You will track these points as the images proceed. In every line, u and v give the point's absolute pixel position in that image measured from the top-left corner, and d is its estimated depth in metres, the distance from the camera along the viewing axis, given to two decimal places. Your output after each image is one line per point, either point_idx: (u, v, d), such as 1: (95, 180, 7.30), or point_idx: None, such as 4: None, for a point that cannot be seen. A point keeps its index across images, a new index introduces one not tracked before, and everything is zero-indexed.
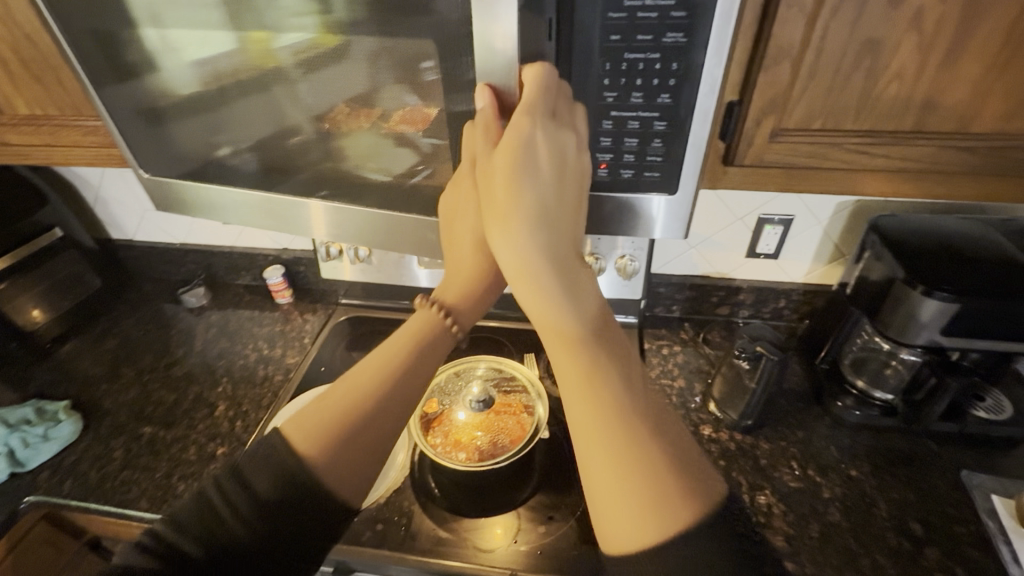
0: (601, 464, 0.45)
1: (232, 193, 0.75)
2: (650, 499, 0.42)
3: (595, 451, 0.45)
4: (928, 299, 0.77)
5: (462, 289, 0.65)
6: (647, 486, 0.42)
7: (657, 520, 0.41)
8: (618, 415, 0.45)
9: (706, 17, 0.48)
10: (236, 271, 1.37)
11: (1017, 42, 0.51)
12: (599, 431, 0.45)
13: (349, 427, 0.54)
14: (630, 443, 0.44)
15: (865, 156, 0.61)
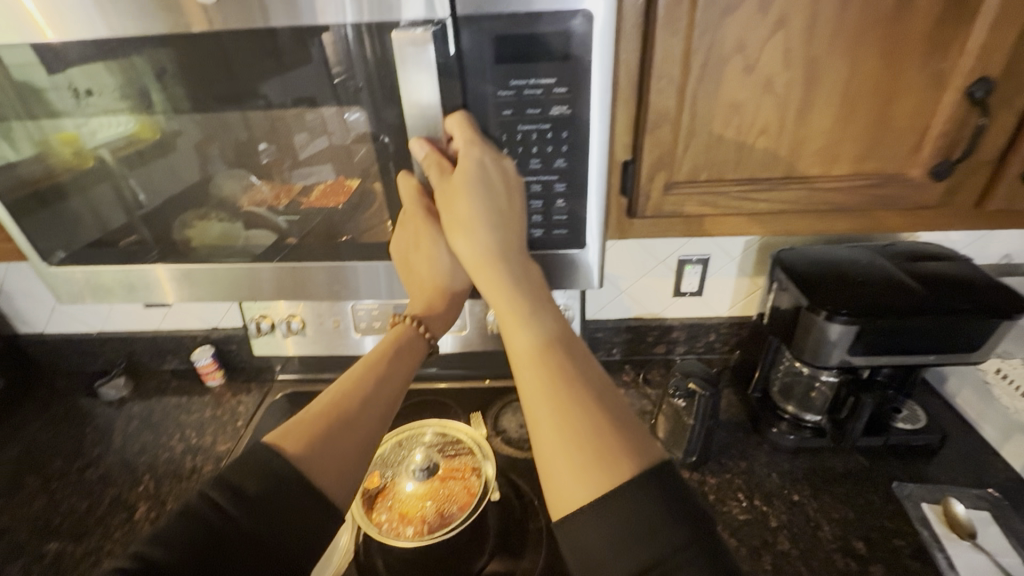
0: (554, 444, 0.51)
1: (153, 265, 0.72)
2: (597, 453, 0.49)
3: (549, 432, 0.51)
4: (831, 323, 0.83)
5: (426, 302, 0.72)
6: (594, 443, 0.49)
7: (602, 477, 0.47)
8: (568, 384, 0.53)
9: (585, 91, 0.54)
10: (161, 356, 1.29)
11: (853, 100, 0.59)
12: (551, 399, 0.53)
13: (330, 432, 0.58)
14: (579, 408, 0.51)
15: (749, 201, 0.67)
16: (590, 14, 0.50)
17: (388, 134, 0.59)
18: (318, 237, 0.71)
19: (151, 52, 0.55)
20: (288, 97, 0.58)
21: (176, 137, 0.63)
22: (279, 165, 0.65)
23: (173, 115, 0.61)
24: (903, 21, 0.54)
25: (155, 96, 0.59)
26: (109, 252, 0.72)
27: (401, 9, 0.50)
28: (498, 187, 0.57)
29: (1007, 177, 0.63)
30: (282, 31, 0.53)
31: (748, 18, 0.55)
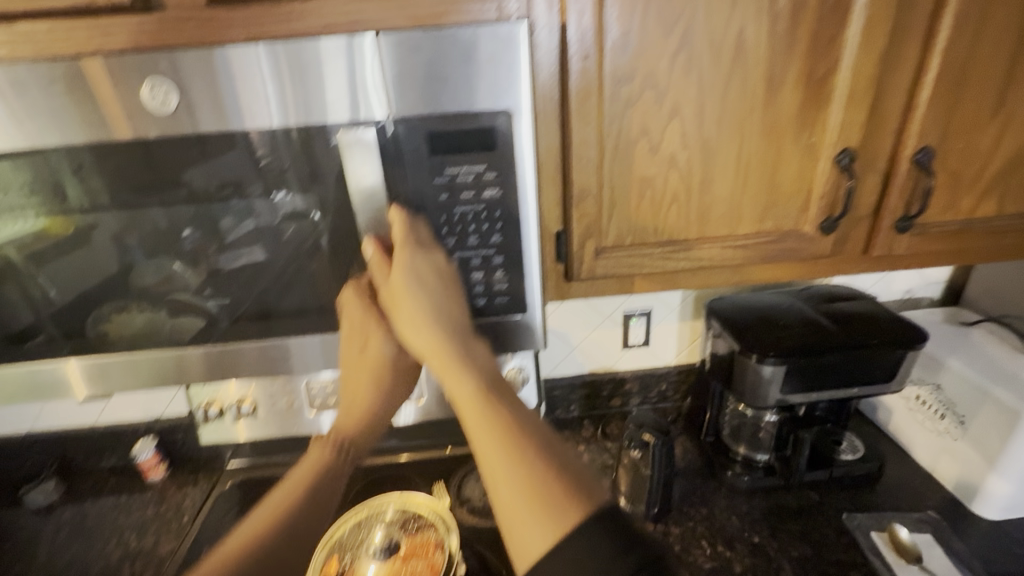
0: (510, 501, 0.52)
1: (70, 360, 0.73)
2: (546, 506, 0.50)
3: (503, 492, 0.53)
4: (763, 365, 0.90)
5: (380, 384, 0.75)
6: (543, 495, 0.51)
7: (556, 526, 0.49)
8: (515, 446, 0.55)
9: (512, 175, 0.60)
10: (98, 453, 1.21)
11: (744, 172, 0.68)
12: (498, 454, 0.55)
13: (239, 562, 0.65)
14: (527, 466, 0.53)
15: (671, 260, 0.74)
16: (510, 111, 0.57)
17: (338, 218, 0.64)
18: (250, 319, 0.73)
19: (69, 152, 0.59)
20: (212, 185, 0.62)
21: (90, 229, 0.65)
22: (204, 248, 0.67)
23: (89, 207, 0.64)
24: (774, 107, 0.65)
25: (70, 189, 0.62)
26: (64, 343, 0.72)
27: (327, 110, 0.56)
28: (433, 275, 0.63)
29: (883, 230, 0.74)
30: (209, 134, 0.58)
31: (646, 108, 0.64)
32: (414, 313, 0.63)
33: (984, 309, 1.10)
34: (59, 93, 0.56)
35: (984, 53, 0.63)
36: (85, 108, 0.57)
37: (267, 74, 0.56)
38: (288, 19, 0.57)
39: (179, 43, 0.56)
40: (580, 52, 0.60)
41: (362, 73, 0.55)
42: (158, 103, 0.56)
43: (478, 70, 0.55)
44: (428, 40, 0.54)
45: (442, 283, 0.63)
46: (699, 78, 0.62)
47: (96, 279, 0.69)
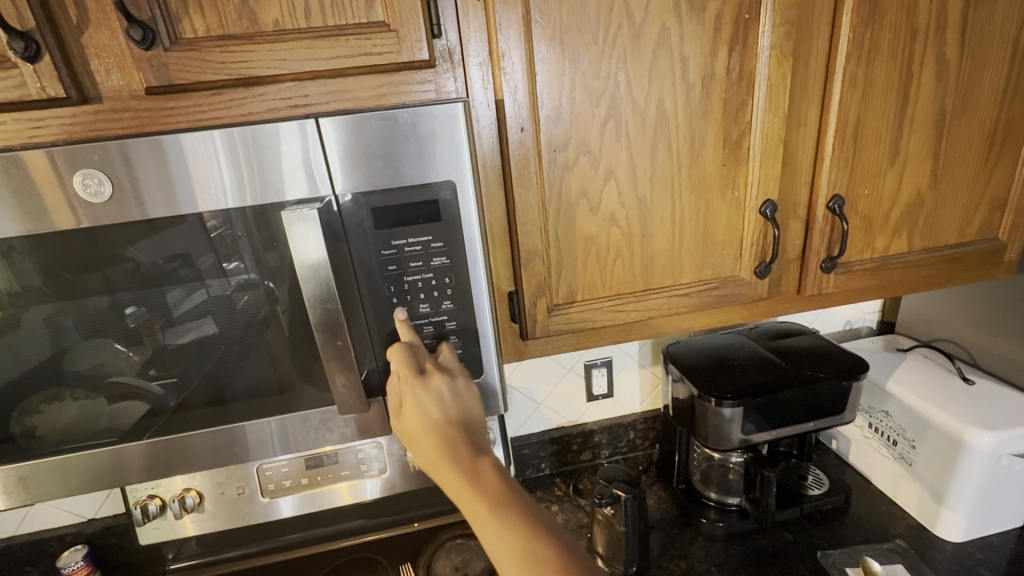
0: None
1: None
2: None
3: None
4: (722, 408, 0.92)
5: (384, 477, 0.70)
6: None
7: None
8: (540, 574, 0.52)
9: (460, 243, 0.62)
10: (17, 568, 1.09)
11: (679, 226, 0.73)
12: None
13: None
14: None
15: (622, 312, 0.76)
16: (453, 182, 0.59)
17: (290, 291, 0.63)
18: (202, 406, 0.70)
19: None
20: (160, 258, 0.60)
21: (20, 313, 0.61)
22: (149, 325, 0.64)
23: (18, 291, 0.60)
24: (699, 166, 0.70)
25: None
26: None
27: (287, 190, 0.57)
28: (440, 400, 0.62)
29: (811, 270, 0.79)
30: (157, 218, 0.58)
31: (583, 172, 0.68)
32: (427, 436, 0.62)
33: (916, 334, 1.17)
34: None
35: (873, 112, 0.71)
36: (22, 196, 0.55)
37: (214, 157, 0.56)
38: (229, 107, 0.58)
39: (115, 134, 0.57)
40: (516, 125, 0.64)
41: (313, 151, 0.56)
42: (90, 192, 0.56)
43: (419, 146, 0.58)
44: (367, 120, 0.56)
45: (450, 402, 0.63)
46: (629, 144, 0.67)
47: (19, 376, 0.64)
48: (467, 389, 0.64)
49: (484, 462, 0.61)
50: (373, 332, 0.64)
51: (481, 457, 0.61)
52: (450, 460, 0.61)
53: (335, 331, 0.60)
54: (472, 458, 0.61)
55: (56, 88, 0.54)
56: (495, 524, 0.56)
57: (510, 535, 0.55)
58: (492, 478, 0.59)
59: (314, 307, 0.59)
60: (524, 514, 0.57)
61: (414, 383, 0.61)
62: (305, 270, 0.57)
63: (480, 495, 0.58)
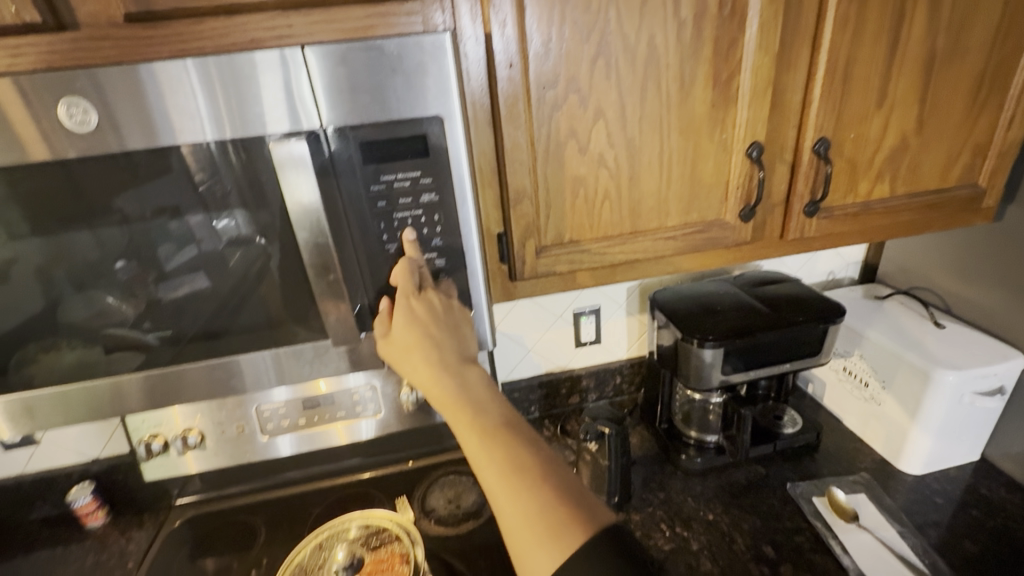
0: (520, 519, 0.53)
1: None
2: (551, 532, 0.51)
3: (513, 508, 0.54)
4: (703, 349, 0.95)
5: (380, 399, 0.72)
6: (546, 522, 0.52)
7: (566, 541, 0.50)
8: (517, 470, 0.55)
9: (448, 179, 0.62)
10: (27, 504, 1.13)
11: (667, 168, 0.74)
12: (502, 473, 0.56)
13: None
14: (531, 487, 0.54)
15: (609, 254, 0.78)
16: (441, 118, 0.59)
17: (278, 230, 0.63)
18: (195, 344, 0.72)
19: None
20: (148, 210, 0.62)
21: (9, 267, 0.62)
22: (141, 278, 0.65)
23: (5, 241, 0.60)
24: (688, 107, 0.70)
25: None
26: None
27: (275, 122, 0.57)
28: (435, 320, 0.65)
29: (794, 214, 0.81)
30: (137, 151, 0.57)
31: (572, 111, 0.67)
32: (420, 353, 0.65)
33: (895, 283, 1.21)
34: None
35: (864, 52, 0.71)
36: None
37: (194, 88, 0.56)
38: (211, 34, 0.57)
39: (95, 62, 0.56)
40: (505, 61, 0.63)
41: (298, 82, 0.56)
42: (75, 121, 0.55)
43: (408, 79, 0.57)
44: (354, 51, 0.56)
45: (444, 324, 0.66)
46: (618, 83, 0.67)
47: (14, 317, 0.65)
48: (457, 314, 0.68)
49: (471, 378, 0.64)
50: (365, 269, 0.65)
51: (468, 372, 0.65)
52: (438, 376, 0.64)
53: (327, 266, 0.63)
54: (460, 373, 0.65)
55: (33, 14, 0.53)
56: (477, 430, 0.59)
57: (491, 439, 0.58)
58: (476, 391, 0.63)
59: (305, 244, 0.61)
60: (505, 423, 0.60)
61: (410, 298, 0.64)
62: (299, 212, 0.60)
63: (465, 405, 0.62)
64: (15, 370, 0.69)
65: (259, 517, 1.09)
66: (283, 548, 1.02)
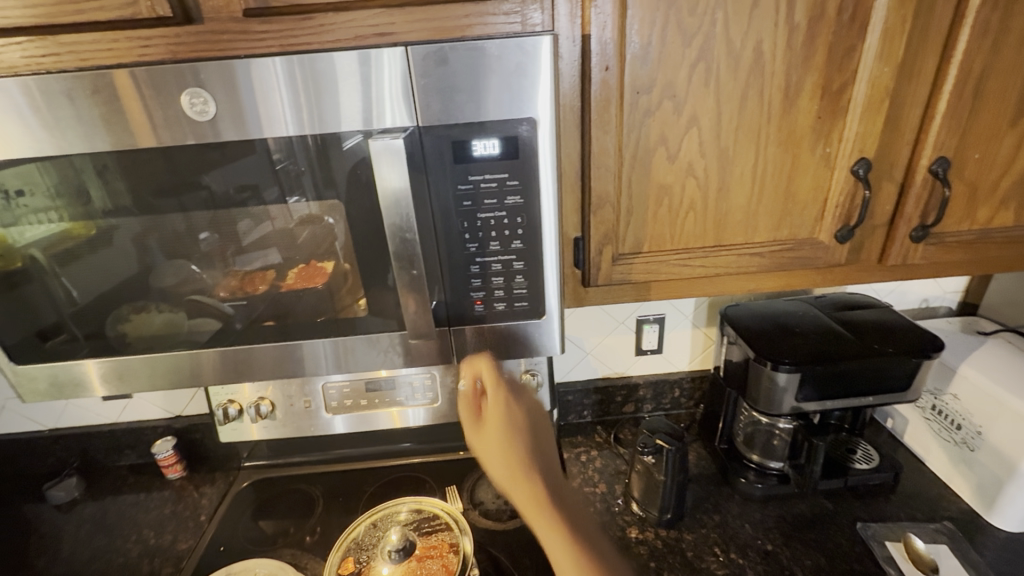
0: None
1: (90, 361, 0.76)
2: None
3: None
4: (777, 373, 0.90)
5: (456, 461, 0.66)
6: None
7: None
8: None
9: (535, 182, 0.61)
10: (119, 451, 1.25)
11: (760, 180, 0.70)
12: None
13: None
14: None
15: (687, 267, 0.75)
16: (534, 121, 0.59)
17: (365, 224, 0.65)
18: (264, 322, 0.75)
19: (95, 155, 0.62)
20: (231, 187, 0.64)
21: (111, 231, 0.68)
22: (222, 250, 0.70)
23: (112, 209, 0.66)
24: (792, 118, 0.66)
25: (95, 192, 0.64)
26: (89, 344, 0.75)
27: (375, 119, 0.58)
28: (526, 411, 0.66)
29: (898, 238, 0.74)
30: (230, 141, 0.61)
31: (665, 117, 0.65)
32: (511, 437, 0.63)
33: (1002, 319, 1.09)
34: (93, 104, 0.60)
35: (1002, 65, 0.64)
36: (110, 119, 0.60)
37: (300, 81, 0.58)
38: (318, 28, 0.58)
39: (214, 54, 0.59)
40: (600, 64, 0.61)
41: (399, 80, 0.57)
42: (195, 111, 0.59)
43: (506, 80, 0.57)
44: (455, 50, 0.56)
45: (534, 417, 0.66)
46: (717, 90, 0.64)
47: (117, 279, 0.71)
48: (543, 416, 0.67)
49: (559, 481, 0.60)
50: (444, 266, 0.66)
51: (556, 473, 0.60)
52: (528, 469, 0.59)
53: (411, 261, 0.62)
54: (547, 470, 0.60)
55: (164, 8, 0.56)
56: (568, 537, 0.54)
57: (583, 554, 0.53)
58: (565, 494, 0.58)
59: (392, 237, 0.60)
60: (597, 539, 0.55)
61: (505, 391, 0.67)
62: (389, 202, 0.59)
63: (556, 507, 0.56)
64: (121, 332, 0.75)
65: (318, 488, 1.14)
66: (339, 521, 1.07)
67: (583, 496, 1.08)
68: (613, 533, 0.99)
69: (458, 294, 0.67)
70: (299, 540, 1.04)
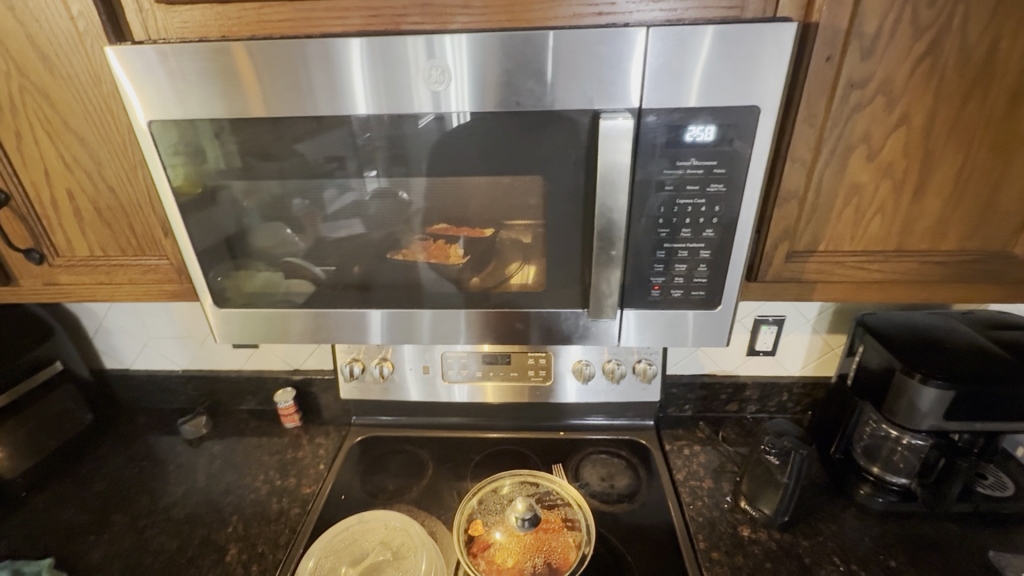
0: None
1: (219, 307, 0.80)
2: None
3: None
4: (926, 387, 0.87)
5: None
6: None
7: None
8: None
9: (741, 173, 0.62)
10: (240, 396, 1.34)
11: (964, 185, 0.66)
12: None
13: None
14: None
15: (863, 270, 0.73)
16: (759, 110, 0.58)
17: (557, 202, 0.66)
18: (397, 290, 0.78)
19: (212, 118, 0.64)
20: (320, 156, 0.66)
21: (217, 191, 0.70)
22: (312, 217, 0.73)
23: (223, 169, 0.68)
24: (1014, 121, 0.62)
25: (209, 152, 0.67)
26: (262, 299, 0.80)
27: (597, 101, 0.58)
28: None
29: None
30: (325, 115, 0.62)
31: (876, 113, 0.63)
32: None
33: None
34: (298, 69, 0.60)
35: None
36: (225, 76, 0.61)
37: (531, 56, 0.57)
38: (541, 8, 0.61)
39: (435, 28, 0.62)
40: (824, 54, 0.60)
41: (633, 59, 0.56)
42: (431, 83, 0.59)
43: (741, 74, 0.56)
44: (699, 34, 0.55)
45: None
46: (939, 86, 0.61)
47: (212, 237, 0.74)
48: None
49: None
50: (632, 249, 0.67)
51: None
52: None
53: (610, 241, 0.65)
54: None
55: None
56: None
57: None
58: None
59: (599, 215, 0.64)
60: None
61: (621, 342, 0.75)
62: (602, 190, 0.62)
63: None
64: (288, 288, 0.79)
65: (426, 452, 1.19)
66: (449, 484, 1.12)
67: (689, 489, 1.08)
68: (724, 529, 0.99)
69: (635, 276, 0.70)
70: (412, 497, 1.09)
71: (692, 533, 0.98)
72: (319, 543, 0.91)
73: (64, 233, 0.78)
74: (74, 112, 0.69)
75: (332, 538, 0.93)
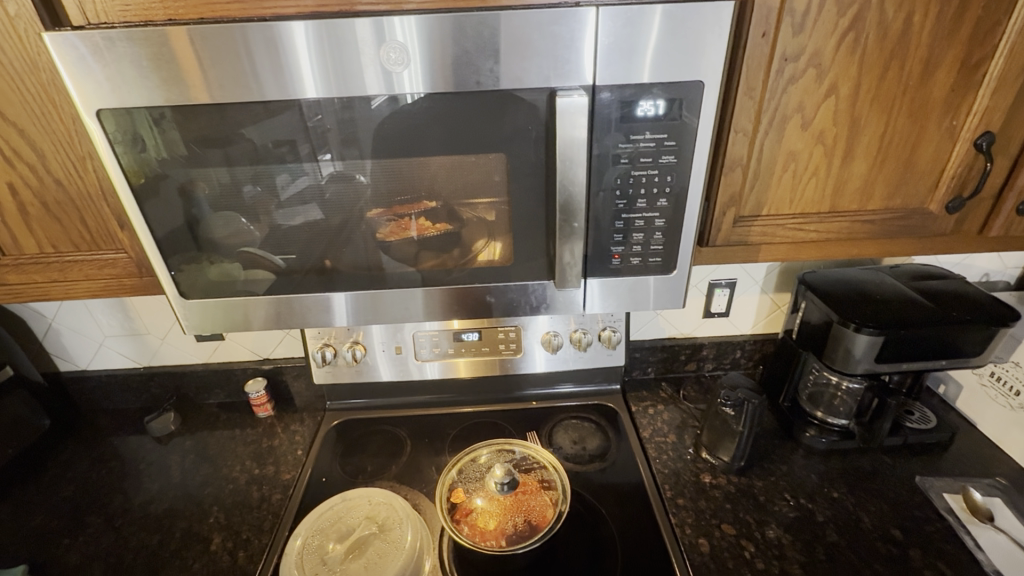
0: None
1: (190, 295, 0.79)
2: None
3: None
4: (859, 334, 0.96)
5: None
6: None
7: None
8: None
9: (689, 144, 0.66)
10: (208, 390, 1.32)
11: (885, 148, 0.73)
12: None
13: None
14: None
15: (802, 231, 0.79)
16: (704, 85, 0.62)
17: (520, 178, 0.69)
18: (366, 272, 0.79)
19: (149, 106, 0.62)
20: (269, 142, 0.66)
21: (158, 180, 0.68)
22: (264, 203, 0.72)
23: (165, 158, 0.66)
24: (926, 89, 0.69)
25: (149, 141, 0.65)
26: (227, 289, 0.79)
27: (553, 80, 0.61)
28: None
29: (1004, 212, 0.78)
30: (272, 100, 0.62)
31: (807, 85, 0.68)
32: None
33: None
34: (252, 54, 0.59)
35: None
36: (158, 62, 0.59)
37: (486, 37, 0.58)
38: None
39: (390, 7, 0.62)
40: (760, 30, 0.64)
41: (584, 38, 0.59)
42: (391, 65, 0.60)
43: (686, 52, 0.60)
44: (645, 12, 0.58)
45: None
46: (862, 58, 0.66)
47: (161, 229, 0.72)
48: None
49: None
50: (592, 220, 0.71)
51: None
52: None
53: (571, 215, 0.69)
54: None
55: None
56: None
57: None
58: None
59: (560, 189, 0.67)
60: None
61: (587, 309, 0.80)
62: (562, 167, 0.65)
63: None
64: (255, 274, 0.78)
65: (402, 430, 1.22)
66: (428, 459, 1.15)
67: (655, 445, 1.16)
68: (687, 478, 1.07)
69: (596, 247, 0.74)
70: (392, 474, 1.12)
71: (659, 484, 1.06)
72: (305, 524, 0.94)
73: (9, 230, 0.75)
74: (9, 102, 0.66)
75: (316, 518, 0.95)
